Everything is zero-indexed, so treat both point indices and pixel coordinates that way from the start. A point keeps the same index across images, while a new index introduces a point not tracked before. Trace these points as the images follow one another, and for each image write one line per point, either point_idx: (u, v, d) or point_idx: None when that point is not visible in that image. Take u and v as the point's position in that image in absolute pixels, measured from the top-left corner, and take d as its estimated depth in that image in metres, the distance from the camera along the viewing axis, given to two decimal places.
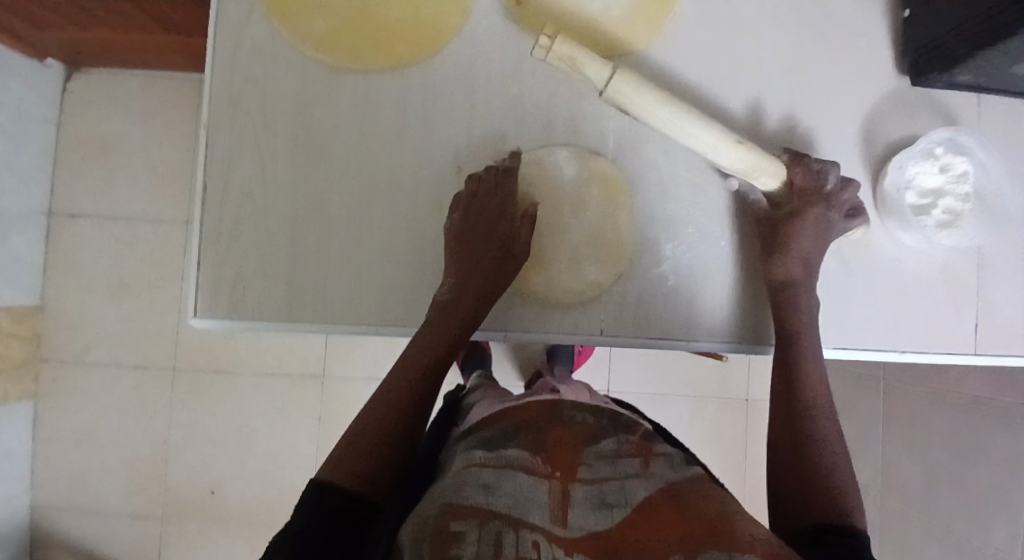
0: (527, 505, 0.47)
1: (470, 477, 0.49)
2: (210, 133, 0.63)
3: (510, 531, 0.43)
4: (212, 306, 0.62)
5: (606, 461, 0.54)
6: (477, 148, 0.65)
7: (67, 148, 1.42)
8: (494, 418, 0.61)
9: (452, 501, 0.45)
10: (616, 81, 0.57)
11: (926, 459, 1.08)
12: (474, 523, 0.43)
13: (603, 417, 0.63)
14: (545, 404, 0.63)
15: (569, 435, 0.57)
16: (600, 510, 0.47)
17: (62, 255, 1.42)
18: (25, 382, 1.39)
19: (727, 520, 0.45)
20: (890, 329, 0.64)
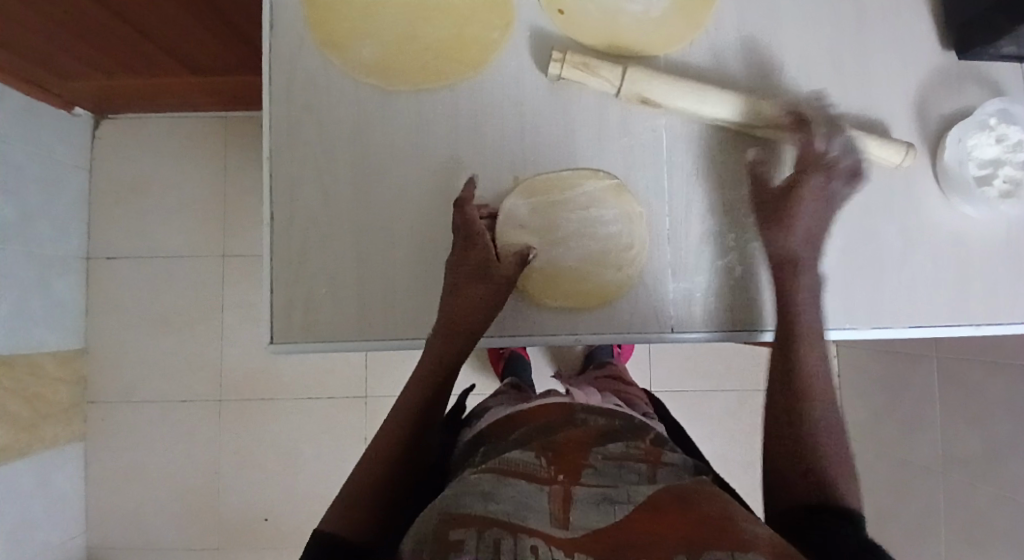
0: (525, 509, 0.47)
1: (472, 484, 0.50)
2: (272, 163, 0.65)
3: (509, 537, 0.44)
4: (286, 331, 0.63)
5: (613, 461, 0.53)
6: (532, 155, 0.65)
7: (100, 192, 1.44)
8: (506, 427, 0.61)
9: (452, 510, 0.47)
10: (629, 74, 0.62)
11: (986, 432, 1.07)
12: (474, 531, 0.44)
13: (615, 418, 0.62)
14: (558, 407, 0.63)
15: (576, 434, 0.57)
16: (602, 505, 0.48)
17: (101, 297, 1.44)
18: (74, 424, 1.41)
19: (733, 520, 0.46)
20: (962, 303, 0.64)
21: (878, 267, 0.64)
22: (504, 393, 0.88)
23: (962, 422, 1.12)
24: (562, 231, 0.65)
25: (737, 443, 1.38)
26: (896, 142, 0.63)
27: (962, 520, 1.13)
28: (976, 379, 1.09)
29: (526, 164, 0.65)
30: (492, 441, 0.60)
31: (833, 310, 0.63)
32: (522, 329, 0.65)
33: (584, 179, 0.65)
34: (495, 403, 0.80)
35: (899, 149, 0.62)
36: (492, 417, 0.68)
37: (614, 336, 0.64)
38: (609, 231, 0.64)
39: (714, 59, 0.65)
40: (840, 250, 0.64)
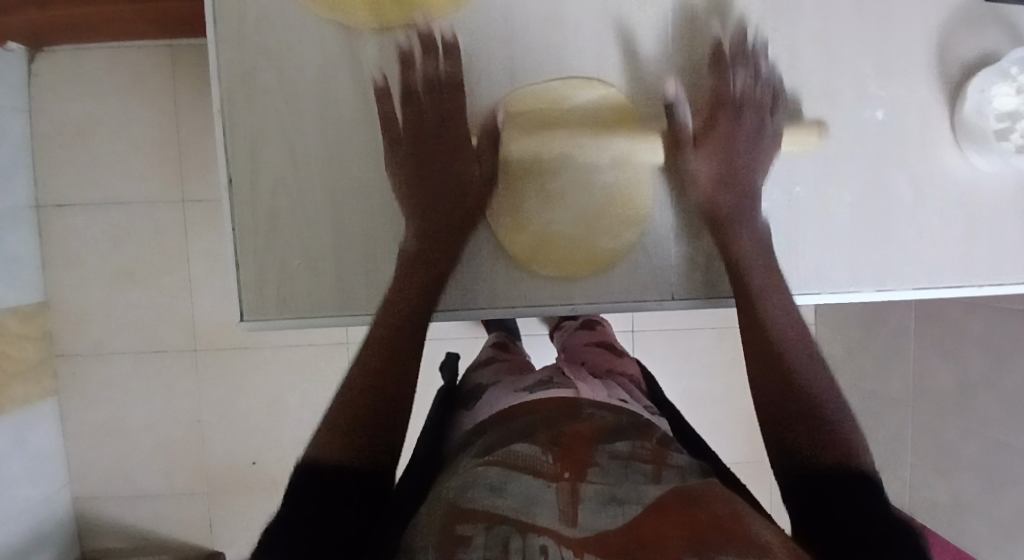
0: (533, 505, 0.42)
1: (478, 477, 0.45)
2: (227, 120, 0.59)
3: (518, 536, 0.39)
4: (261, 306, 0.60)
5: (619, 461, 0.49)
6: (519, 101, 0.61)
7: (43, 133, 1.32)
8: (506, 417, 0.56)
9: (459, 503, 0.43)
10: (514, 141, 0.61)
11: (959, 365, 1.09)
12: (482, 526, 0.40)
13: (622, 415, 0.58)
14: (562, 402, 0.59)
15: (584, 429, 0.53)
16: (609, 507, 0.43)
17: (57, 248, 1.35)
18: (44, 380, 1.36)
19: (741, 520, 0.43)
20: (965, 261, 0.63)
21: (889, 224, 0.62)
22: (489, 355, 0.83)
23: (936, 361, 1.14)
24: (563, 177, 0.62)
25: (717, 379, 1.40)
26: (808, 124, 0.62)
27: (928, 451, 1.17)
28: (955, 319, 1.09)
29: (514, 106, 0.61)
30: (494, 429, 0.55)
31: (841, 270, 0.62)
32: (522, 299, 0.63)
33: (577, 89, 0.61)
34: (485, 376, 0.74)
35: (834, 182, 0.62)
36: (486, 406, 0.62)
37: (609, 306, 0.63)
38: (604, 182, 0.62)
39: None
40: (853, 206, 0.62)
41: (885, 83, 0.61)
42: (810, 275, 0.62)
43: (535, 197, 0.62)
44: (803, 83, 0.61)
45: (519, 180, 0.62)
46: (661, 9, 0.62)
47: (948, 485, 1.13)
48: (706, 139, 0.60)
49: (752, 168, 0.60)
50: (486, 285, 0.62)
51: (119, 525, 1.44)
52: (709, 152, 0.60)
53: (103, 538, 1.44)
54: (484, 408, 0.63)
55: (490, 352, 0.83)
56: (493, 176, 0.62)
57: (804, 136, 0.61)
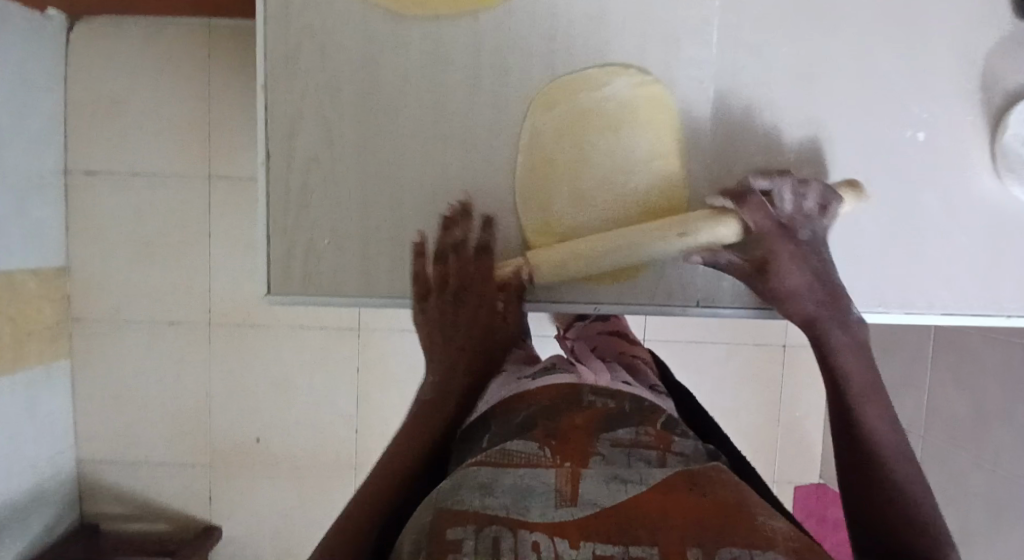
0: (526, 499, 0.41)
1: (469, 476, 0.44)
2: (268, 97, 0.60)
3: (509, 534, 0.38)
4: (286, 283, 0.61)
5: (621, 448, 0.48)
6: (557, 88, 0.60)
7: (76, 100, 1.34)
8: (507, 405, 0.55)
9: (448, 506, 0.41)
10: (542, 123, 0.61)
11: (973, 397, 1.08)
12: (471, 530, 0.38)
13: (625, 400, 0.57)
14: (563, 387, 0.57)
15: (581, 419, 0.52)
16: (612, 484, 0.43)
17: (82, 214, 1.37)
18: (59, 343, 1.37)
19: (746, 511, 0.41)
20: (995, 289, 0.63)
21: (919, 244, 0.62)
22: None
23: (951, 388, 1.12)
24: (594, 171, 0.61)
25: (726, 393, 1.39)
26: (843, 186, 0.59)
27: (936, 478, 1.16)
28: (973, 350, 1.07)
29: (553, 93, 0.60)
30: (495, 418, 0.54)
31: (867, 291, 0.62)
32: (544, 294, 0.63)
33: (612, 77, 0.60)
34: None
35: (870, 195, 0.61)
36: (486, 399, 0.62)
37: (631, 310, 0.63)
38: (636, 182, 0.62)
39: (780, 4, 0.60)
40: (884, 226, 0.62)
41: (926, 103, 0.61)
42: None
43: (563, 195, 0.62)
44: (844, 98, 0.61)
45: (552, 175, 0.61)
46: (708, 13, 0.60)
47: (954, 514, 1.11)
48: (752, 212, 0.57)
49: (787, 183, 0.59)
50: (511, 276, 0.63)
51: (121, 492, 1.46)
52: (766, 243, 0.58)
53: (104, 503, 1.46)
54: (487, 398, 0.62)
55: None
56: (525, 168, 0.61)
57: (846, 158, 0.61)
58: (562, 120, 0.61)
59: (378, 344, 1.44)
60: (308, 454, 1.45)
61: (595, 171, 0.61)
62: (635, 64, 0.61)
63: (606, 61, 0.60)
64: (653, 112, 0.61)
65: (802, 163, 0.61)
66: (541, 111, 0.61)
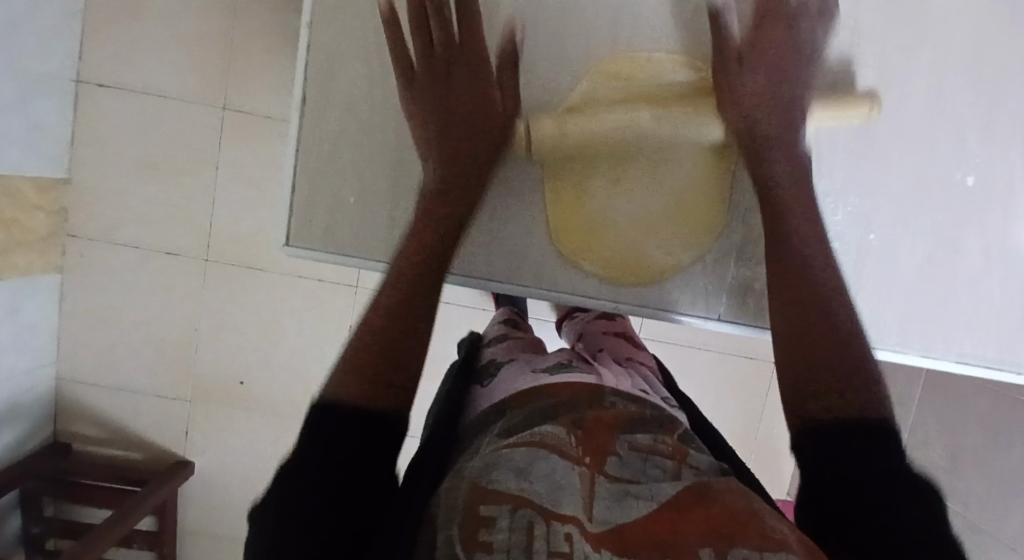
0: (557, 491, 0.42)
1: (503, 457, 0.44)
2: (312, 38, 0.57)
3: (542, 522, 0.39)
4: (305, 235, 0.59)
5: (639, 453, 0.47)
6: (613, 72, 0.58)
7: (95, 7, 1.28)
8: (525, 398, 0.55)
9: (483, 482, 0.42)
10: (589, 101, 0.59)
11: (953, 440, 1.09)
12: (506, 509, 0.40)
13: (647, 406, 0.55)
14: (586, 385, 0.56)
15: (605, 417, 0.51)
16: (626, 500, 0.43)
17: (88, 127, 1.32)
18: (50, 255, 1.34)
19: (757, 515, 0.42)
20: (1012, 345, 0.63)
21: (948, 289, 0.61)
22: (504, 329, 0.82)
23: (932, 429, 1.13)
24: (638, 164, 0.59)
25: (709, 400, 1.40)
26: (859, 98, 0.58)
27: None
28: (960, 394, 1.08)
29: (607, 79, 0.58)
30: (512, 409, 0.54)
31: (889, 326, 0.62)
32: (566, 287, 0.62)
33: (674, 66, 0.58)
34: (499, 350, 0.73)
35: (909, 239, 0.61)
36: (505, 381, 0.62)
37: (648, 312, 0.62)
38: (679, 184, 0.60)
39: (858, 18, 0.58)
40: (919, 264, 0.61)
41: (982, 147, 0.60)
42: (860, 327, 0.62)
43: (599, 180, 0.60)
44: (901, 130, 0.59)
45: (591, 158, 0.59)
46: None
47: None
48: (757, 65, 0.55)
49: (794, 115, 0.56)
50: (536, 265, 0.62)
51: (96, 412, 1.45)
52: (757, 77, 0.55)
53: (78, 421, 1.45)
54: (502, 386, 0.61)
55: (501, 329, 0.82)
56: (566, 144, 0.59)
57: (892, 186, 0.60)
58: (611, 102, 0.59)
59: None
60: (288, 401, 1.45)
61: (635, 163, 0.59)
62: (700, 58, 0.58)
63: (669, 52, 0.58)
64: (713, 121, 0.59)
65: (845, 192, 0.60)
66: (591, 87, 0.58)
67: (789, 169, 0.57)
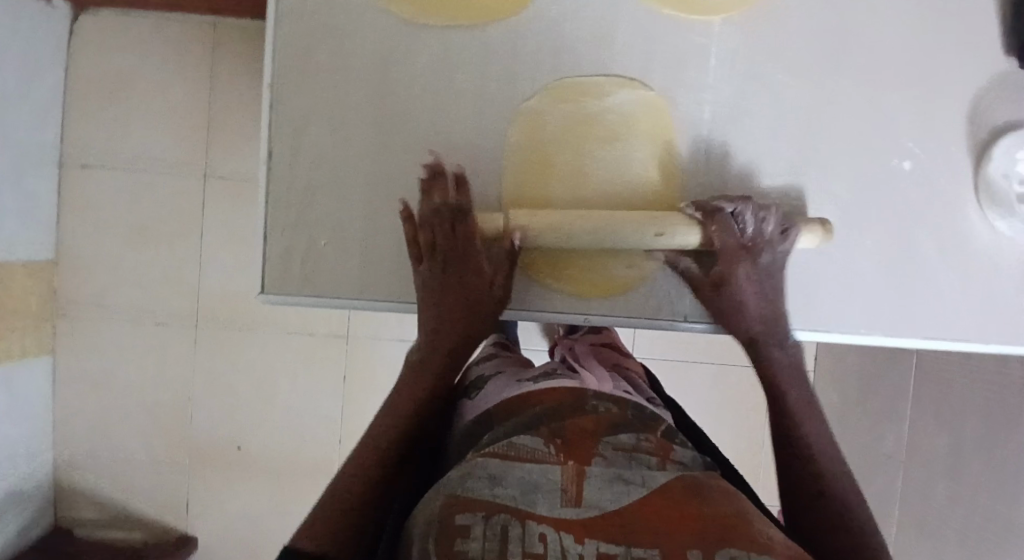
0: (533, 494, 0.43)
1: (477, 467, 0.45)
2: (277, 96, 0.61)
3: (518, 524, 0.40)
4: (282, 281, 0.61)
5: (623, 452, 0.48)
6: (558, 98, 0.62)
7: (77, 93, 1.33)
8: (512, 409, 0.56)
9: (458, 491, 0.43)
10: (540, 121, 0.62)
11: (953, 429, 1.07)
12: (480, 517, 0.41)
13: (628, 406, 0.56)
14: (568, 392, 0.57)
15: (587, 421, 0.51)
16: (615, 484, 0.44)
17: (76, 208, 1.36)
18: (43, 336, 1.35)
19: (746, 519, 0.42)
20: (978, 320, 0.64)
21: (906, 273, 0.64)
22: (494, 353, 0.85)
23: (930, 423, 1.12)
24: (597, 175, 0.62)
25: (709, 415, 1.39)
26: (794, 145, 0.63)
27: (914, 513, 1.15)
28: (953, 381, 1.08)
29: (554, 101, 0.62)
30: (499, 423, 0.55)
31: (856, 313, 0.64)
32: (536, 302, 0.63)
33: (615, 86, 0.62)
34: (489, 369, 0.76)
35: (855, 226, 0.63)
36: (490, 397, 0.63)
37: (620, 322, 0.63)
38: (632, 197, 0.63)
39: (784, 30, 0.63)
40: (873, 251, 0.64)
41: (917, 134, 0.63)
42: (825, 314, 0.64)
43: (561, 199, 0.62)
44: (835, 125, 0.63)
45: (549, 176, 0.62)
46: (706, 38, 0.63)
47: None
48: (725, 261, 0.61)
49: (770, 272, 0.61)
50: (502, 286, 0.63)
51: (96, 491, 1.43)
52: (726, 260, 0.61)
53: (78, 502, 1.43)
54: (485, 400, 0.63)
55: (492, 351, 0.86)
56: (525, 163, 0.62)
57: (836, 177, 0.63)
58: (560, 119, 0.62)
59: (365, 353, 1.43)
60: (288, 462, 1.44)
61: (592, 180, 0.62)
62: (637, 77, 0.63)
63: (611, 69, 0.62)
64: (656, 131, 0.63)
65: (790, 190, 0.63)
66: (540, 105, 0.62)
67: (778, 339, 0.62)
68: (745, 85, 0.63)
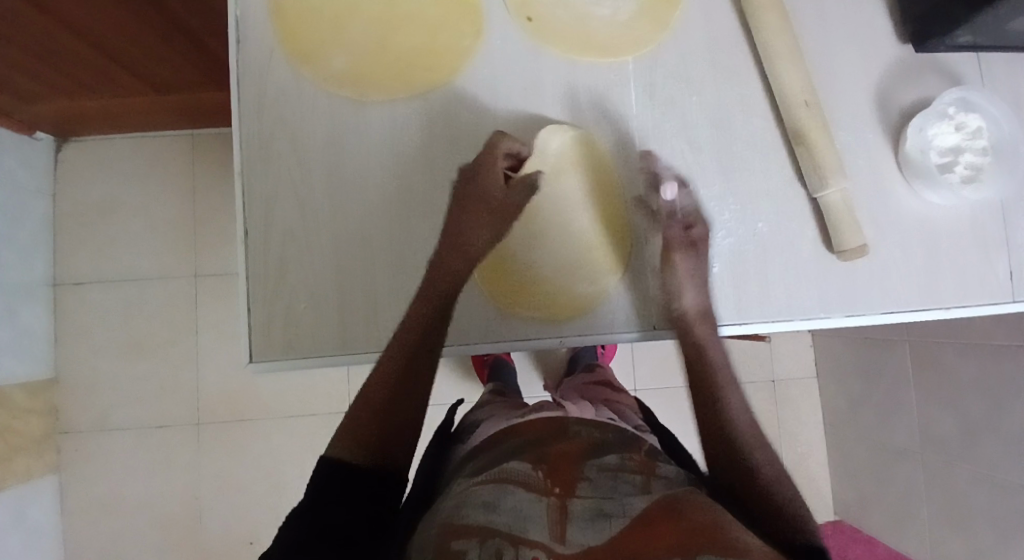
0: (525, 521, 0.45)
1: (471, 495, 0.48)
2: (247, 179, 0.65)
3: (510, 547, 0.42)
4: (268, 348, 0.64)
5: (608, 473, 0.51)
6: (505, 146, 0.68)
7: (65, 216, 1.39)
8: (499, 437, 0.60)
9: (453, 521, 0.45)
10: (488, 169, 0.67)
11: (957, 405, 1.07)
12: (475, 542, 0.43)
13: (608, 431, 0.61)
14: (549, 422, 0.61)
15: (572, 446, 0.55)
16: (597, 522, 0.45)
17: (71, 325, 1.39)
18: (47, 457, 1.35)
19: (723, 527, 0.43)
20: (929, 288, 0.68)
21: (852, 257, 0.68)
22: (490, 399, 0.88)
23: (935, 405, 1.12)
24: (547, 209, 0.67)
25: None
26: (725, 155, 0.69)
27: (942, 501, 1.13)
28: (945, 359, 1.09)
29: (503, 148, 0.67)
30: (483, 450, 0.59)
31: (812, 299, 0.67)
32: (511, 332, 0.65)
33: (553, 130, 0.68)
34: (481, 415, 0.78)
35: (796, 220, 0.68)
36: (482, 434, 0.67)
37: (597, 338, 0.66)
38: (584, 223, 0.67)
39: (696, 60, 0.70)
40: (814, 238, 0.68)
41: (836, 129, 0.69)
42: (782, 304, 0.67)
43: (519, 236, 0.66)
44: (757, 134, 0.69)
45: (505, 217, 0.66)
46: (626, 76, 0.69)
47: (966, 536, 1.08)
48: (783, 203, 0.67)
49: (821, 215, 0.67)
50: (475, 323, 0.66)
51: None
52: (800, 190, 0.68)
53: None
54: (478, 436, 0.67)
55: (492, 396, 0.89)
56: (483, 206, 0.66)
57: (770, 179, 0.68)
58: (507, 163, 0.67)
59: None
60: None
61: (544, 214, 0.66)
62: (573, 117, 0.69)
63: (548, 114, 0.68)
64: (595, 160, 0.68)
65: (729, 196, 0.68)
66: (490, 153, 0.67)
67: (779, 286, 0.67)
68: (672, 110, 0.69)
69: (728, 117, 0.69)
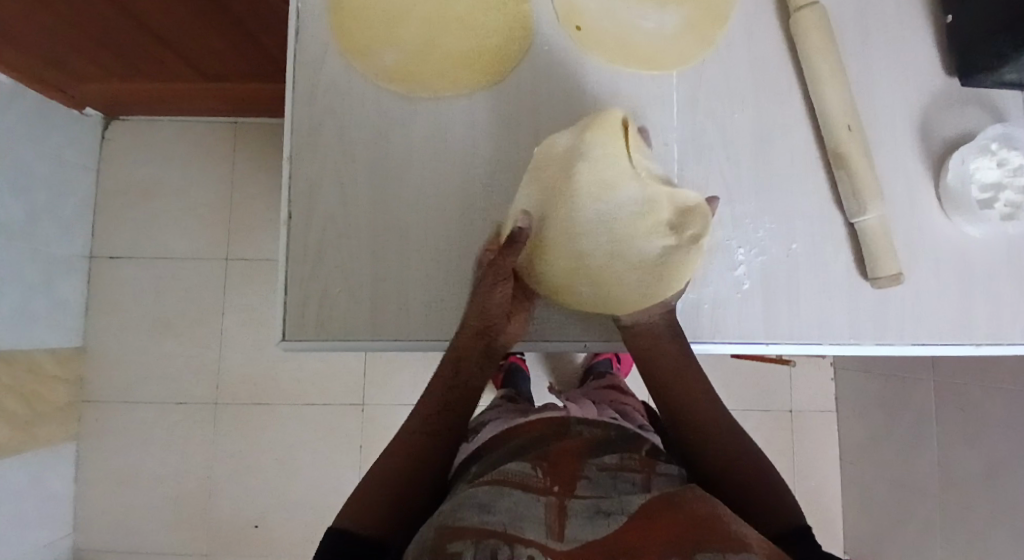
0: (522, 520, 0.44)
1: (468, 498, 0.48)
2: (293, 164, 0.67)
3: (506, 546, 0.41)
4: (301, 328, 0.65)
5: (608, 473, 0.51)
6: (545, 149, 0.69)
7: (107, 192, 1.44)
8: (505, 439, 0.62)
9: (450, 523, 0.45)
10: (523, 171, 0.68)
11: (981, 446, 1.05)
12: (471, 542, 0.42)
13: (611, 430, 0.62)
14: (554, 422, 0.63)
15: (573, 445, 0.56)
16: (595, 518, 0.45)
17: (103, 298, 1.43)
18: (69, 423, 1.38)
19: (720, 520, 0.45)
20: (962, 322, 0.67)
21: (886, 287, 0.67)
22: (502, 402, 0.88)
23: (958, 444, 1.10)
24: None
25: None
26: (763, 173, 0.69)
27: (958, 543, 1.10)
28: (971, 399, 1.07)
29: (542, 150, 0.69)
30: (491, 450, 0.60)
31: (842, 325, 0.67)
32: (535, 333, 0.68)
33: None
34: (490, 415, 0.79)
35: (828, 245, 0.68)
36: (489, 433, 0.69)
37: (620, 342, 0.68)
38: None
39: (739, 78, 0.70)
40: (848, 264, 0.68)
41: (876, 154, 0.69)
42: (811, 327, 0.67)
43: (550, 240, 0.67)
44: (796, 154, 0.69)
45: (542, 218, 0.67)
46: (669, 88, 0.70)
47: None
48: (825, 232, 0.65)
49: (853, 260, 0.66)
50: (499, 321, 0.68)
51: None
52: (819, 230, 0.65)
53: None
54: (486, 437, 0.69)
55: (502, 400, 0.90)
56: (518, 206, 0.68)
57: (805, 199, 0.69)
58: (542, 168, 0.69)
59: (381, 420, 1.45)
60: (308, 539, 1.41)
61: None
62: None
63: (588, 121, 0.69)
64: None
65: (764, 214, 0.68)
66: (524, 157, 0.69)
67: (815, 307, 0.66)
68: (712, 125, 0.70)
69: (767, 137, 0.70)
